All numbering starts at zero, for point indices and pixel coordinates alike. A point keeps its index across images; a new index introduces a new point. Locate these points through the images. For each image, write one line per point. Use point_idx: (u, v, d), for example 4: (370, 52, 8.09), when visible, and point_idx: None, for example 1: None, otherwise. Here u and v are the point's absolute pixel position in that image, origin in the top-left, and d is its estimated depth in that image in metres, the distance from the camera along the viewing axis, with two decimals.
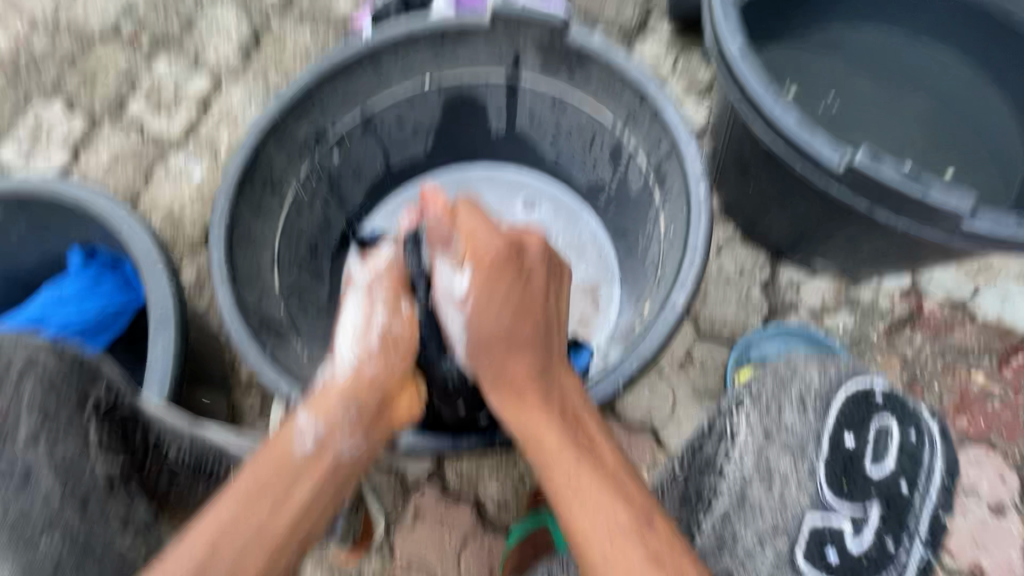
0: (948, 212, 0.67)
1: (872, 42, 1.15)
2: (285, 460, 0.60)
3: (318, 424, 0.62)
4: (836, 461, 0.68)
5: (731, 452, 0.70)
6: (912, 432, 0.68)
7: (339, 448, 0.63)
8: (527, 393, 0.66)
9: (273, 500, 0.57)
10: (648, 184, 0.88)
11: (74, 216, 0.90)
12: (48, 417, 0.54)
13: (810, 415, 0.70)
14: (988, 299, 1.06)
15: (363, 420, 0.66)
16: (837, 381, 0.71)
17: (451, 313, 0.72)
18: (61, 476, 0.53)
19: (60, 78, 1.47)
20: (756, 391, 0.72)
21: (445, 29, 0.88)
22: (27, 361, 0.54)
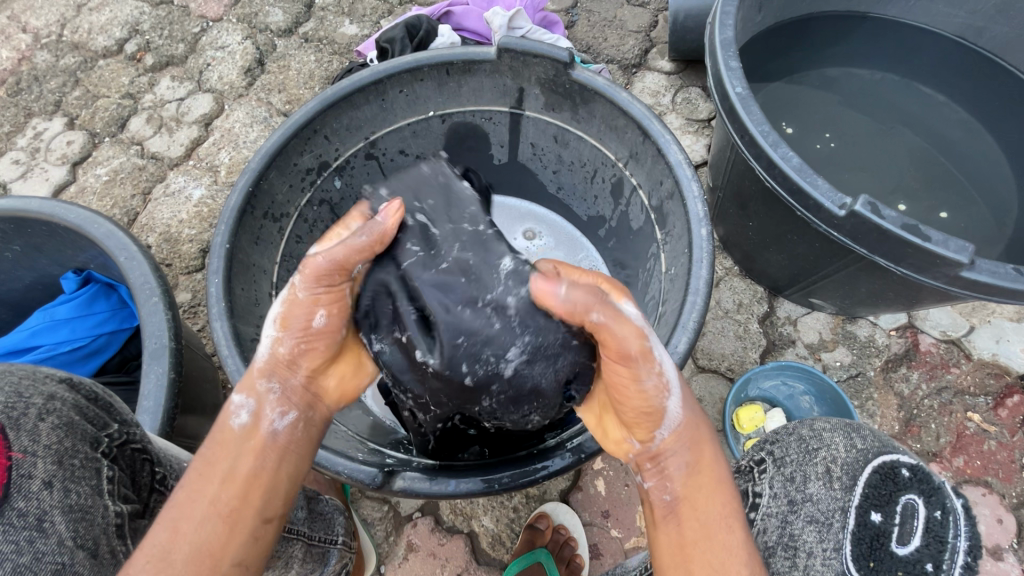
0: (946, 260, 0.68)
1: (864, 85, 1.19)
2: (224, 437, 0.57)
3: (249, 400, 0.58)
4: (863, 539, 0.56)
5: (756, 517, 0.63)
6: (939, 510, 0.55)
7: (272, 423, 0.57)
8: (693, 422, 0.58)
9: (217, 481, 0.54)
10: (649, 221, 0.89)
11: (71, 239, 0.89)
12: (64, 458, 0.47)
13: (838, 486, 0.59)
14: (983, 338, 1.07)
15: (288, 390, 0.59)
16: (863, 454, 0.61)
17: (666, 353, 0.56)
18: (75, 525, 0.46)
19: (61, 94, 1.47)
20: (781, 455, 0.65)
21: (451, 63, 0.89)
22: (45, 397, 0.49)
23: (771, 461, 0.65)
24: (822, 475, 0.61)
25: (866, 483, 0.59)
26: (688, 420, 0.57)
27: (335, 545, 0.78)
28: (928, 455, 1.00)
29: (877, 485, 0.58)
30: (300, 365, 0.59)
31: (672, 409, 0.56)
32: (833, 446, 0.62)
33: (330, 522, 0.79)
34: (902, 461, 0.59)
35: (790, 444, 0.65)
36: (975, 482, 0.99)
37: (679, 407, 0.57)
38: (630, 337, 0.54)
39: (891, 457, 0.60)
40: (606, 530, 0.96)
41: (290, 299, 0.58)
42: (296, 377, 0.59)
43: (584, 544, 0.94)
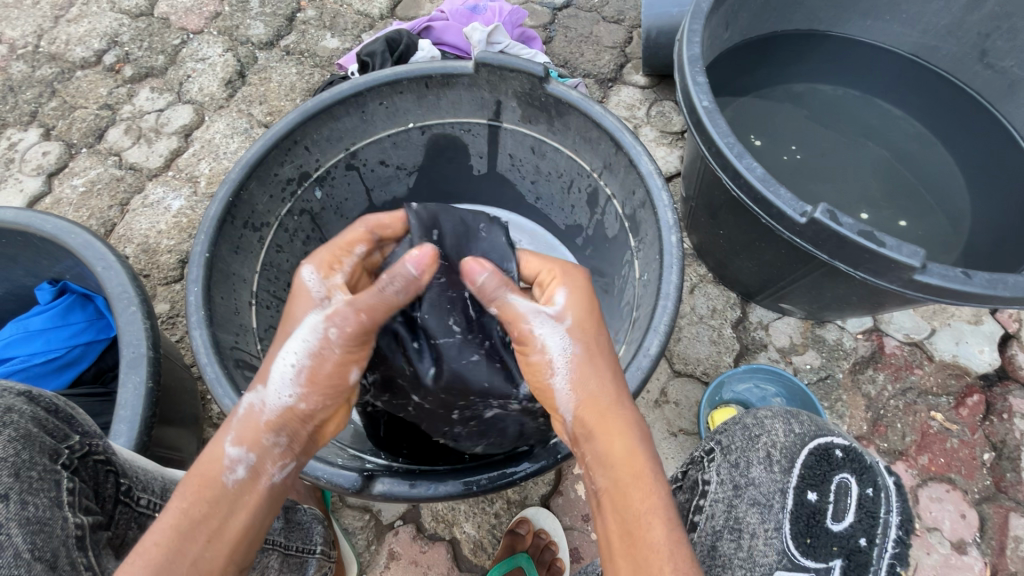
0: (900, 264, 0.72)
1: (828, 99, 1.25)
2: (217, 491, 0.53)
3: (249, 451, 0.55)
4: (800, 517, 0.59)
5: (703, 505, 0.62)
6: (870, 487, 0.59)
7: (273, 476, 0.56)
8: (604, 410, 0.58)
9: (209, 538, 0.51)
10: (623, 229, 0.92)
11: (45, 249, 0.88)
12: (21, 470, 0.46)
13: (778, 470, 0.61)
14: (943, 340, 1.12)
15: (294, 442, 0.59)
16: (801, 437, 0.62)
17: (550, 337, 0.61)
18: (31, 538, 0.44)
19: (37, 105, 1.46)
20: (726, 443, 0.64)
21: (430, 76, 0.91)
22: (1, 409, 0.46)
23: (716, 447, 0.64)
24: (763, 460, 0.62)
25: (803, 465, 0.61)
26: (585, 406, 0.58)
27: (314, 554, 0.78)
28: (894, 453, 1.04)
29: (813, 467, 0.61)
30: (308, 417, 0.60)
31: (559, 388, 0.60)
32: (773, 431, 0.63)
33: (308, 532, 0.79)
34: (836, 443, 0.62)
35: (733, 430, 0.65)
36: (939, 479, 1.03)
37: (566, 389, 0.59)
38: (512, 320, 0.64)
39: (825, 439, 0.63)
40: (586, 533, 0.97)
41: (319, 352, 0.59)
42: (304, 429, 0.60)
43: (564, 547, 0.95)
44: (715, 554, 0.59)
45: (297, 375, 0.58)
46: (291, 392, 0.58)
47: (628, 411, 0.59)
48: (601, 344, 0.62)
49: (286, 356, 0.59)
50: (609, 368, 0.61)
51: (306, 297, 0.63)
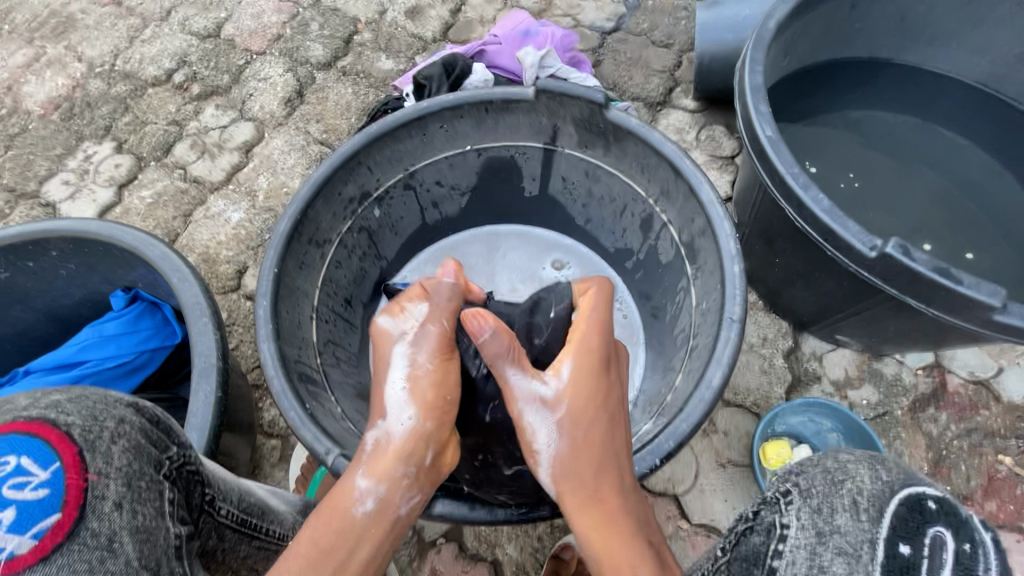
0: (979, 303, 0.69)
1: (887, 126, 1.22)
2: (346, 521, 0.59)
3: (377, 485, 0.61)
4: (892, 572, 0.46)
5: (782, 551, 0.54)
6: (969, 544, 0.45)
7: (399, 508, 0.61)
8: (585, 476, 0.64)
9: (338, 563, 0.56)
10: (679, 255, 0.91)
11: (123, 258, 0.93)
12: (132, 479, 0.47)
13: (866, 518, 0.49)
14: (1012, 380, 1.07)
15: (420, 475, 0.64)
16: (889, 484, 0.51)
17: (539, 422, 0.67)
18: (140, 547, 0.46)
19: (111, 120, 1.55)
20: (805, 486, 0.55)
21: (490, 102, 0.93)
22: (116, 420, 0.49)
23: (794, 491, 0.56)
24: (847, 507, 0.51)
25: (892, 515, 0.49)
26: (562, 487, 0.64)
27: None
28: (959, 497, 0.99)
29: (903, 516, 0.48)
30: (427, 441, 0.65)
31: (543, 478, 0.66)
32: (858, 476, 0.52)
33: None
34: (929, 494, 0.50)
35: (813, 473, 0.56)
36: (1008, 527, 0.98)
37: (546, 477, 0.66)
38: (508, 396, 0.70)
39: (916, 490, 0.50)
40: None
41: (415, 375, 0.68)
42: (427, 458, 0.65)
43: None
44: None
45: (411, 402, 0.66)
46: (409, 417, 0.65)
47: (605, 481, 0.64)
48: (589, 435, 0.66)
49: (394, 385, 0.67)
50: (593, 445, 0.66)
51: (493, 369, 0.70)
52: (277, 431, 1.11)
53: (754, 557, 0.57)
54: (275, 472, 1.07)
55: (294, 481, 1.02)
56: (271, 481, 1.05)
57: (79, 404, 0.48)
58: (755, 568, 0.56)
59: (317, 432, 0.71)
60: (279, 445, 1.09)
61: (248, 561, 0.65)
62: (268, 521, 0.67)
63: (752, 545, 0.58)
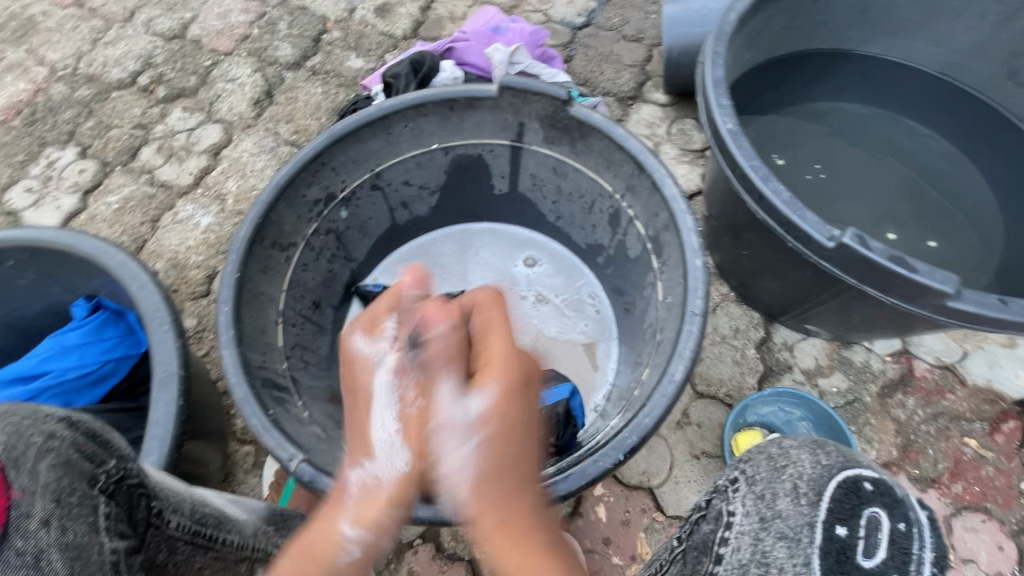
0: (933, 289, 0.70)
1: (853, 117, 1.23)
2: (328, 567, 0.60)
3: (366, 535, 0.62)
4: (830, 552, 0.49)
5: (729, 536, 0.57)
6: (903, 521, 0.50)
7: (383, 547, 0.64)
8: (504, 469, 0.64)
9: None
10: (646, 250, 0.91)
11: (81, 266, 0.91)
12: (62, 496, 0.46)
13: (805, 502, 0.52)
14: (976, 364, 1.09)
15: (406, 514, 0.66)
16: (828, 468, 0.54)
17: (460, 432, 0.65)
18: (70, 564, 0.46)
19: (75, 125, 1.51)
20: (751, 473, 0.59)
21: (454, 100, 0.93)
22: (44, 435, 0.48)
23: (742, 479, 0.59)
24: (789, 492, 0.54)
25: (830, 498, 0.52)
26: (485, 502, 0.62)
27: None
28: (926, 480, 1.01)
29: (840, 500, 0.51)
30: (422, 485, 0.66)
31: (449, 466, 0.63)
32: (799, 461, 0.56)
33: None
34: (864, 474, 0.53)
35: (759, 461, 0.59)
36: (973, 508, 1.00)
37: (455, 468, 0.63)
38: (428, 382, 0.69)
39: (851, 469, 0.54)
40: (607, 558, 0.96)
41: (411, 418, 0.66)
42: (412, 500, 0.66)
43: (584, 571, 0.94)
44: None
45: (400, 446, 0.65)
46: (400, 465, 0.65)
47: (523, 477, 0.65)
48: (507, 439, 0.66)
49: (384, 427, 0.66)
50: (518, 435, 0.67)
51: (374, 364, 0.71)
52: (250, 437, 1.09)
53: (705, 544, 0.61)
54: (249, 479, 1.06)
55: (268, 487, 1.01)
56: (244, 489, 1.03)
57: (4, 419, 0.46)
58: (706, 555, 0.59)
59: (280, 437, 0.70)
60: (253, 452, 1.08)
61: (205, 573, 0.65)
62: (224, 531, 0.67)
63: (703, 534, 0.62)
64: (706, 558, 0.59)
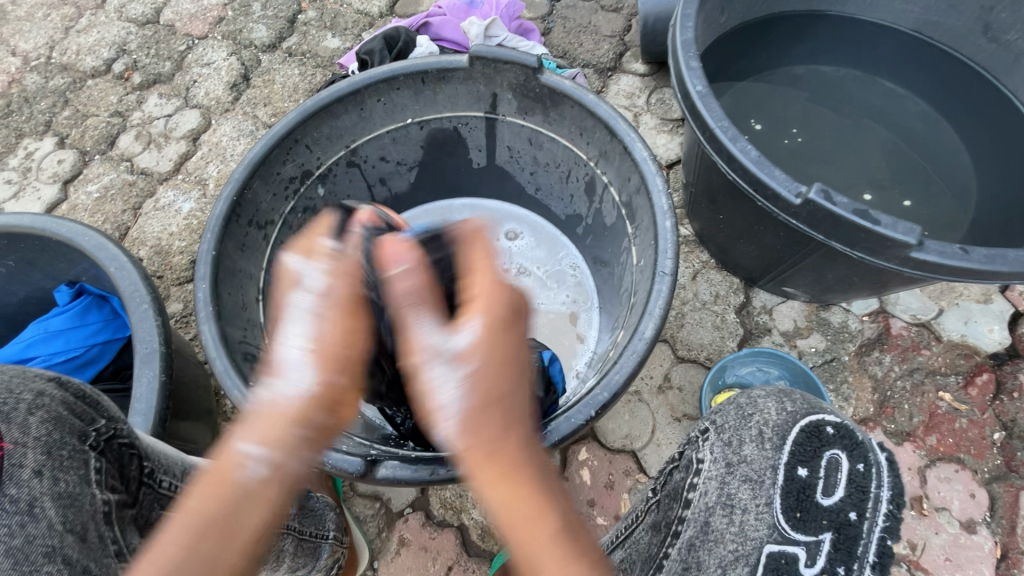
0: (896, 242, 0.71)
1: (828, 79, 1.24)
2: (233, 493, 0.47)
3: (268, 450, 0.48)
4: (790, 492, 0.58)
5: (697, 482, 0.62)
6: (861, 462, 0.59)
7: (303, 469, 0.50)
8: (490, 417, 0.50)
9: (216, 541, 0.45)
10: (621, 216, 0.92)
11: (61, 251, 0.92)
12: (52, 449, 0.48)
13: (770, 447, 0.60)
14: (951, 320, 1.11)
15: (321, 433, 0.52)
16: (793, 414, 0.62)
17: (444, 376, 0.50)
18: (63, 512, 0.47)
19: (51, 115, 1.50)
20: (720, 422, 0.65)
21: (427, 71, 0.92)
22: (34, 392, 0.49)
23: (710, 426, 0.65)
24: (755, 437, 0.62)
25: (794, 443, 0.60)
26: (474, 453, 0.49)
27: (326, 540, 0.81)
28: (901, 434, 1.04)
29: (803, 444, 0.60)
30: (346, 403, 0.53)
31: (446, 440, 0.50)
32: (766, 409, 0.63)
33: (322, 518, 0.82)
34: (828, 418, 0.61)
35: (727, 411, 0.65)
36: (948, 459, 1.02)
37: (456, 439, 0.49)
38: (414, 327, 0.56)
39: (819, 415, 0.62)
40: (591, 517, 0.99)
41: (319, 325, 0.53)
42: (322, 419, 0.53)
43: None
44: (708, 530, 0.59)
45: (309, 352, 0.52)
46: (309, 379, 0.51)
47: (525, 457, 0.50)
48: (507, 378, 0.52)
49: (289, 340, 0.52)
50: (508, 409, 0.51)
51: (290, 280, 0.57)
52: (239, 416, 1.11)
53: (675, 492, 0.65)
54: None
55: None
56: None
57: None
58: (674, 501, 0.64)
59: None
60: None
61: None
62: None
63: (674, 483, 0.67)
64: (674, 503, 0.64)
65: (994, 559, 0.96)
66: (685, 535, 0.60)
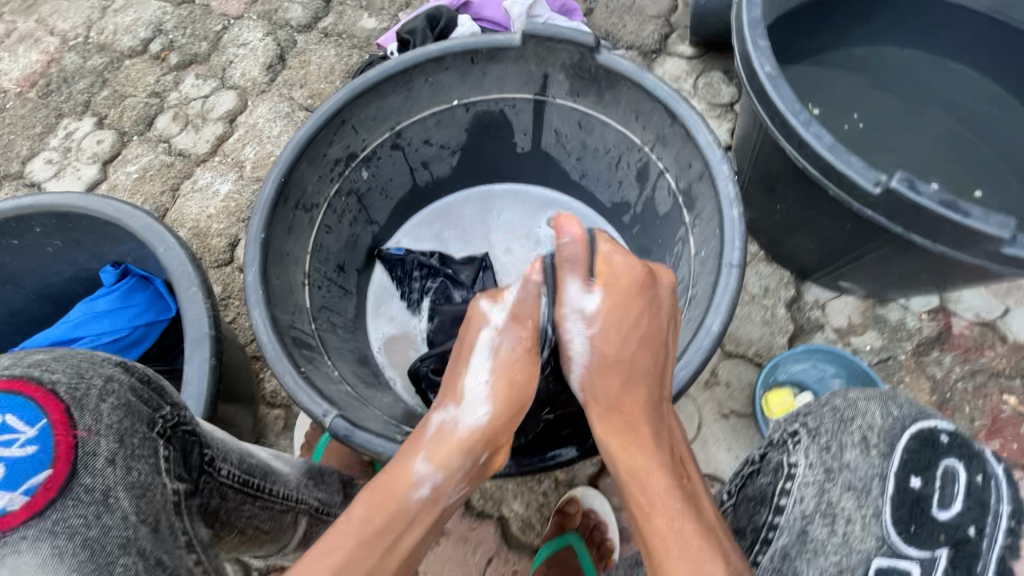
0: (986, 235, 0.67)
1: (893, 61, 1.16)
2: (403, 505, 0.57)
3: (436, 471, 0.60)
4: (903, 504, 0.57)
5: (790, 487, 0.62)
6: (980, 474, 0.55)
7: (452, 498, 0.60)
8: (616, 402, 0.65)
9: (385, 547, 0.55)
10: (677, 204, 0.88)
11: (108, 231, 0.91)
12: (124, 437, 0.51)
13: (874, 454, 0.59)
14: (1018, 320, 1.05)
15: (474, 468, 0.63)
16: (900, 420, 0.60)
17: (574, 333, 0.69)
18: (136, 501, 0.50)
19: (90, 95, 1.50)
20: (813, 425, 0.63)
21: (476, 50, 0.89)
22: (104, 378, 0.52)
23: (802, 430, 0.64)
24: (857, 444, 0.60)
25: (904, 452, 0.59)
26: (590, 400, 0.67)
27: None
28: None
29: (915, 454, 0.58)
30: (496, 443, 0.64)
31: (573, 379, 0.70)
32: (868, 414, 0.61)
33: None
34: (941, 428, 0.59)
35: (823, 414, 0.64)
36: (1011, 465, 0.98)
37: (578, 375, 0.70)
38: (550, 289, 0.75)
39: (928, 424, 0.59)
40: None
41: (502, 376, 0.66)
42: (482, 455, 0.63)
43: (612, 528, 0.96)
44: (805, 538, 0.59)
45: (490, 394, 0.65)
46: (483, 412, 0.64)
47: (646, 423, 0.64)
48: (625, 346, 0.67)
49: (475, 379, 0.66)
50: (623, 362, 0.67)
51: (478, 323, 0.70)
52: (279, 400, 1.11)
53: (761, 496, 0.65)
54: (281, 440, 1.07)
55: (299, 448, 1.03)
56: (276, 450, 1.05)
57: (67, 362, 0.51)
58: (761, 506, 0.64)
59: (313, 394, 0.71)
60: (283, 415, 1.10)
61: (257, 519, 0.66)
62: (270, 481, 0.67)
63: (758, 486, 0.67)
64: (761, 508, 0.64)
65: None
66: (778, 542, 0.60)
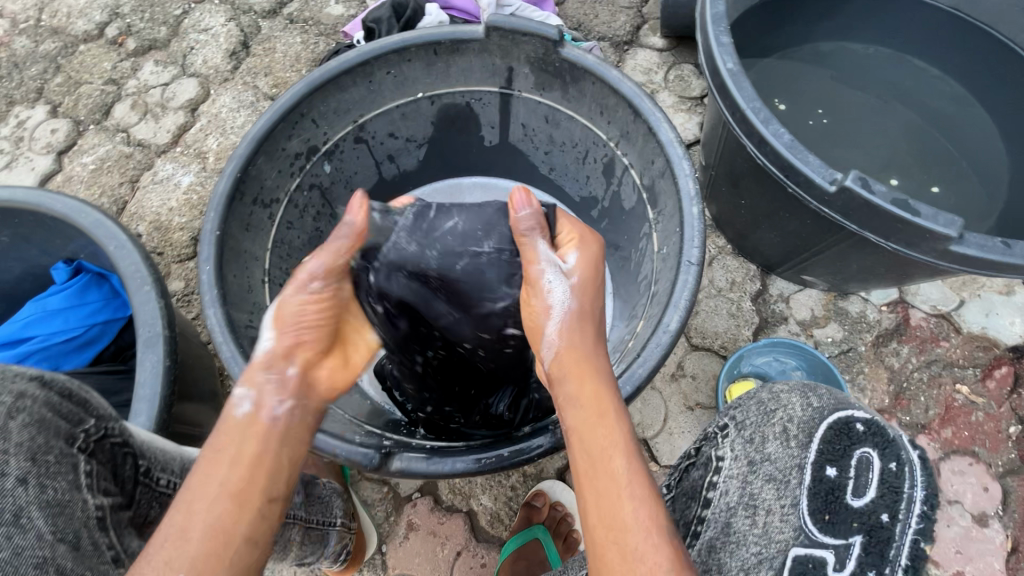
0: (935, 233, 0.68)
1: (855, 58, 1.18)
2: (226, 429, 0.56)
3: (249, 391, 0.58)
4: (818, 493, 0.57)
5: (716, 481, 0.63)
6: (894, 461, 0.56)
7: (275, 407, 0.57)
8: (587, 358, 0.61)
9: (227, 463, 0.53)
10: (641, 200, 0.88)
11: (58, 227, 0.88)
12: (37, 455, 0.47)
13: (794, 445, 0.59)
14: (971, 312, 1.09)
15: (288, 381, 0.60)
16: (819, 411, 0.60)
17: (554, 284, 0.65)
18: (53, 520, 0.46)
19: (42, 82, 1.44)
20: (740, 419, 0.64)
21: (439, 42, 0.87)
22: (14, 394, 0.47)
23: (731, 424, 0.65)
24: (779, 435, 0.60)
25: (821, 441, 0.59)
26: (564, 356, 0.61)
27: (333, 527, 0.80)
28: (917, 426, 1.02)
29: (831, 443, 0.58)
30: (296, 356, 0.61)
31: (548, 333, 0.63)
32: (790, 405, 0.61)
33: (328, 505, 0.81)
34: (855, 416, 0.59)
35: (748, 406, 0.64)
36: (962, 452, 1.01)
37: (554, 334, 0.63)
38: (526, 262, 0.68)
39: (845, 413, 0.60)
40: None
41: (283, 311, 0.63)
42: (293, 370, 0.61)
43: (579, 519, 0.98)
44: (729, 530, 0.59)
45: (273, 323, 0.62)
46: (268, 339, 0.62)
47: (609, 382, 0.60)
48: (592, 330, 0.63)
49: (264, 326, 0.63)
50: (595, 326, 0.65)
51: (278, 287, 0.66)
52: None
53: (692, 490, 0.66)
54: None
55: None
56: None
57: None
58: (693, 499, 0.65)
59: None
60: None
61: None
62: None
63: (691, 480, 0.68)
64: (693, 501, 0.65)
65: (1004, 553, 0.95)
66: (705, 534, 0.61)
